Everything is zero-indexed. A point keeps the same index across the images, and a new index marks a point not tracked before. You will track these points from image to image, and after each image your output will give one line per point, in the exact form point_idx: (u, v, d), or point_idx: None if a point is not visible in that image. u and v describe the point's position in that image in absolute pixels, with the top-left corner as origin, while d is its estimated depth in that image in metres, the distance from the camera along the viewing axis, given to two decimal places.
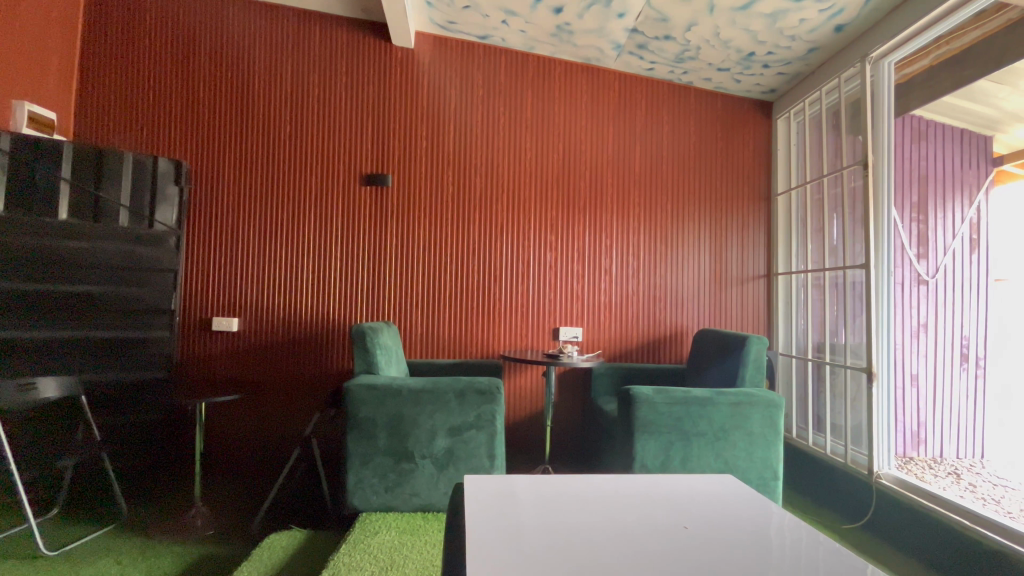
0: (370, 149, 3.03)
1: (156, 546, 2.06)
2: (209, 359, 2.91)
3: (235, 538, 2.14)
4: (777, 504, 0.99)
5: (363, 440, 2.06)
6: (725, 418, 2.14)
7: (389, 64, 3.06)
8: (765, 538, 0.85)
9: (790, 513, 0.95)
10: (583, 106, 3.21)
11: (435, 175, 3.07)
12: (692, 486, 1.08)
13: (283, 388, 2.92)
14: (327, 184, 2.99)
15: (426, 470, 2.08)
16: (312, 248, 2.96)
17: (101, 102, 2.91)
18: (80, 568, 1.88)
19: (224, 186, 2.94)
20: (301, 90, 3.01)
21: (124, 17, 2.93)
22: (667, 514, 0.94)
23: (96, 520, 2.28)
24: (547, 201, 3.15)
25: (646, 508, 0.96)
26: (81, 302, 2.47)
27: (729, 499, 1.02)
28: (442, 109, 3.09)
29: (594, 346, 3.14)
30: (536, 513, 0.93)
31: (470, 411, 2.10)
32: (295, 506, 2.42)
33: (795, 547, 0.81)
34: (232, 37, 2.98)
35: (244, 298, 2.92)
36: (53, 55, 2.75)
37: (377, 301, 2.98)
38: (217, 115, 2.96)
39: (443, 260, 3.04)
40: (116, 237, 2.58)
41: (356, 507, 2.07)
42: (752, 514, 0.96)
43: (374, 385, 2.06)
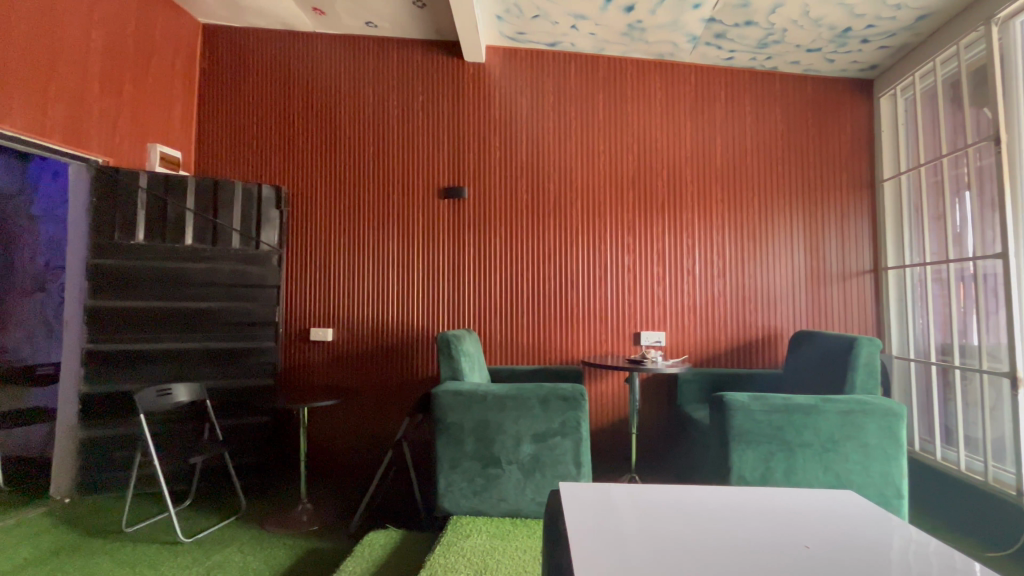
0: (447, 164, 3.15)
1: (270, 538, 2.27)
2: (309, 368, 3.13)
3: (337, 534, 2.30)
4: (901, 521, 0.90)
5: (452, 444, 2.12)
6: (835, 427, 1.96)
7: (462, 81, 3.16)
8: (886, 555, 0.77)
9: (918, 530, 0.86)
10: (657, 104, 3.13)
11: (510, 185, 3.12)
12: (801, 499, 1.01)
13: (375, 393, 3.09)
14: (408, 200, 3.15)
15: (512, 476, 2.10)
16: (396, 261, 3.12)
17: (215, 139, 3.27)
18: (210, 554, 2.13)
19: (318, 207, 3.18)
20: (383, 113, 3.19)
21: (231, 62, 3.28)
22: (776, 528, 0.88)
23: (221, 511, 2.56)
24: (623, 203, 3.09)
25: (749, 520, 0.91)
26: (201, 317, 2.81)
27: (843, 513, 0.94)
28: (515, 120, 3.14)
29: (679, 351, 3.02)
30: (634, 523, 0.91)
31: (555, 417, 2.09)
32: (390, 507, 2.55)
33: (925, 566, 0.73)
34: (321, 70, 3.24)
35: (337, 310, 3.12)
36: (176, 102, 3.14)
37: (457, 310, 3.08)
38: (309, 142, 3.22)
39: (520, 268, 3.07)
40: (230, 259, 2.90)
41: (447, 510, 2.13)
42: (868, 530, 0.87)
43: (460, 391, 2.11)
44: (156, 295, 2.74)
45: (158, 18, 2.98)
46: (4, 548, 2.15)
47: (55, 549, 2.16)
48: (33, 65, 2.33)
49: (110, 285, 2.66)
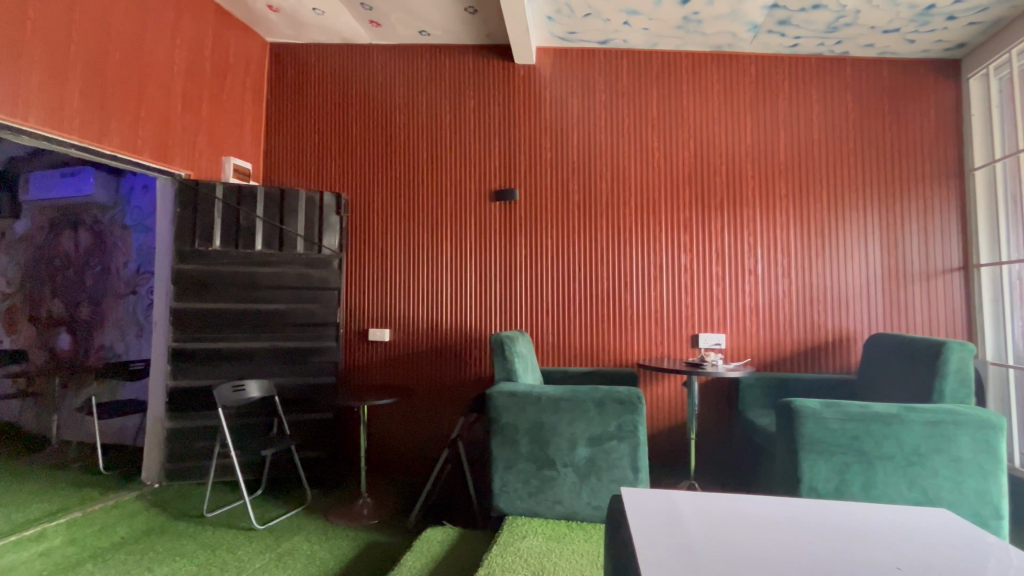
0: (498, 166, 3.18)
1: (335, 529, 2.38)
2: (368, 367, 3.25)
3: (397, 529, 2.38)
4: (1006, 544, 0.81)
5: (507, 444, 2.13)
6: (920, 439, 1.80)
7: (512, 84, 3.19)
8: None
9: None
10: (714, 98, 3.01)
11: (562, 186, 3.10)
12: (886, 516, 0.93)
13: (431, 393, 3.16)
14: (461, 203, 3.20)
15: (567, 478, 2.09)
16: (449, 263, 3.18)
17: (281, 150, 3.47)
18: (280, 541, 2.26)
19: (375, 212, 3.30)
20: (436, 119, 3.27)
21: (295, 77, 3.47)
22: (859, 548, 0.81)
23: (289, 501, 2.71)
24: (679, 201, 3.00)
25: (829, 538, 0.85)
26: (271, 318, 2.99)
27: (936, 534, 0.86)
28: (567, 120, 3.12)
29: (740, 354, 2.89)
30: (702, 535, 0.87)
31: (611, 421, 2.06)
32: (447, 505, 2.61)
33: None
34: (377, 80, 3.36)
35: (394, 311, 3.22)
36: (247, 117, 3.36)
37: (510, 311, 3.10)
38: (367, 150, 3.34)
39: (573, 270, 3.05)
40: (296, 263, 3.06)
41: (502, 510, 2.14)
42: (966, 553, 0.79)
43: (515, 393, 2.12)
44: (231, 298, 2.94)
45: (231, 39, 3.20)
46: (104, 527, 2.38)
47: (147, 529, 2.37)
48: (126, 89, 2.57)
49: (191, 288, 2.88)
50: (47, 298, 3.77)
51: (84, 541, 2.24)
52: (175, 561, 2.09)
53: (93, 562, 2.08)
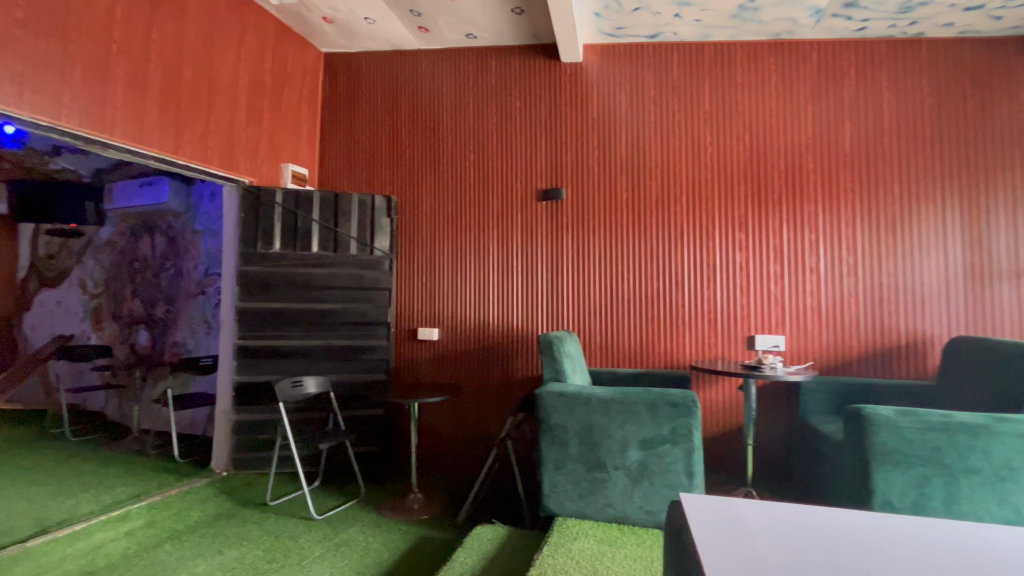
0: (545, 166, 3.17)
1: (388, 522, 2.46)
2: (417, 365, 3.32)
3: (447, 525, 2.43)
4: None
5: (556, 445, 2.12)
6: (1013, 452, 1.65)
7: (559, 82, 3.17)
8: None
9: None
10: (771, 88, 2.88)
11: (610, 184, 3.06)
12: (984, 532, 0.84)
13: (479, 392, 3.20)
14: (508, 204, 3.22)
15: (619, 481, 2.06)
16: (496, 263, 3.21)
17: (334, 156, 3.60)
18: (338, 532, 2.35)
19: (424, 213, 3.37)
20: (482, 120, 3.30)
21: (347, 85, 3.60)
22: (951, 566, 0.74)
23: (344, 494, 2.81)
24: (734, 198, 2.89)
25: (915, 555, 0.78)
26: (326, 317, 3.12)
27: None
28: (615, 117, 3.07)
29: (802, 356, 2.75)
30: (771, 546, 0.82)
31: (664, 424, 2.01)
32: (496, 503, 2.63)
33: None
34: (425, 85, 3.43)
35: (442, 310, 3.28)
36: (303, 125, 3.51)
37: (557, 311, 3.08)
38: (416, 153, 3.42)
39: (622, 269, 3.00)
40: (349, 264, 3.18)
41: (552, 510, 2.13)
42: None
43: (564, 394, 2.11)
44: (290, 298, 3.09)
45: (289, 51, 3.36)
46: (179, 510, 2.56)
47: (216, 515, 2.53)
48: (196, 103, 2.75)
49: (253, 289, 3.05)
50: (128, 298, 4.19)
51: (162, 523, 2.42)
52: (242, 545, 2.22)
53: (171, 543, 2.24)
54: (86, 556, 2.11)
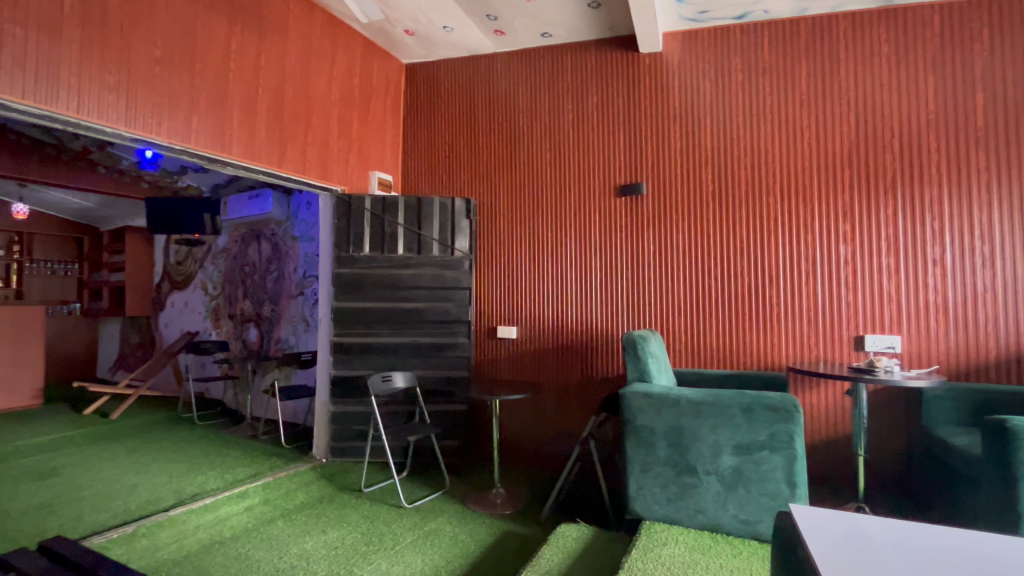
0: (624, 160, 3.10)
1: (474, 514, 2.54)
2: (498, 363, 3.39)
3: (531, 521, 2.46)
4: None
5: (643, 447, 2.07)
6: None
7: (637, 74, 3.08)
8: None
9: None
10: (881, 61, 2.60)
11: (695, 176, 2.92)
12: None
13: (558, 390, 3.20)
14: (586, 201, 3.19)
15: (711, 487, 1.96)
16: (575, 261, 3.19)
17: (416, 162, 3.76)
18: (427, 520, 2.47)
19: (502, 214, 3.43)
20: (559, 118, 3.29)
21: (427, 92, 3.75)
22: None
23: (431, 485, 2.94)
24: (837, 184, 2.64)
25: None
26: (413, 316, 3.27)
27: None
28: (699, 105, 2.93)
29: (922, 359, 2.47)
30: (905, 566, 0.74)
31: (761, 429, 1.89)
32: (579, 503, 2.62)
33: None
34: (501, 87, 3.49)
35: (521, 309, 3.32)
36: (388, 134, 3.71)
37: (639, 310, 3.00)
38: (493, 155, 3.49)
39: (710, 266, 2.86)
40: (432, 265, 3.31)
41: (638, 514, 2.08)
42: None
43: (650, 394, 2.05)
44: (379, 298, 3.28)
45: (374, 65, 3.56)
46: (289, 491, 2.82)
47: (319, 497, 2.75)
48: (297, 120, 3.00)
49: (347, 290, 3.28)
50: (240, 299, 4.68)
51: (275, 501, 2.68)
52: (343, 527, 2.41)
53: (282, 520, 2.48)
54: (215, 527, 2.39)
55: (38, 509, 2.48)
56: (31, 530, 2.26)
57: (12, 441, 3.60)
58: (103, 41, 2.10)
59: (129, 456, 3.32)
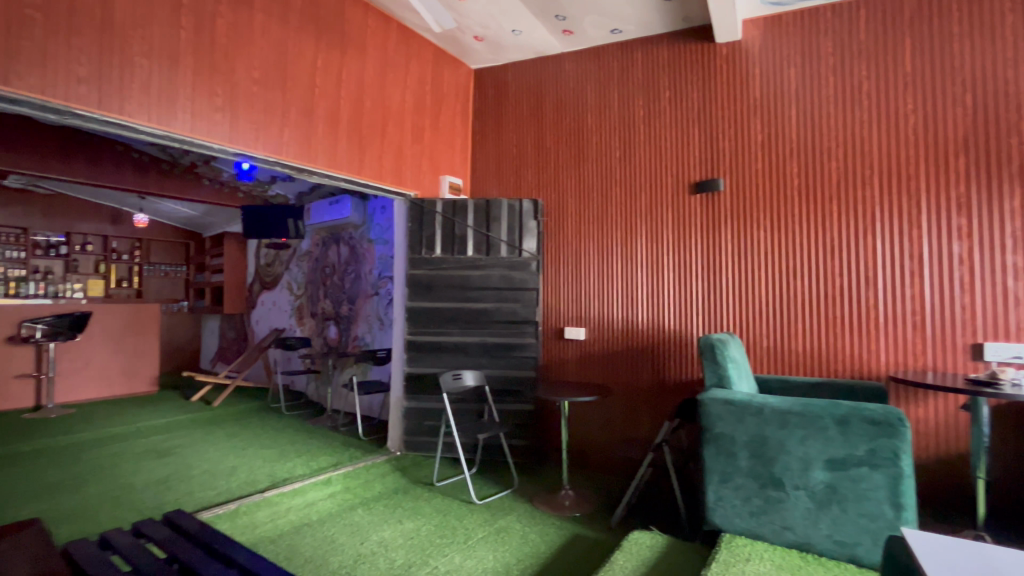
0: (699, 156, 2.97)
1: (543, 514, 2.55)
2: (565, 364, 3.37)
3: (601, 526, 2.43)
4: None
5: (722, 456, 1.97)
6: None
7: (714, 65, 2.94)
8: None
9: None
10: (1005, 33, 2.30)
11: (779, 170, 2.74)
12: None
13: (627, 394, 3.13)
14: (657, 199, 3.09)
15: (800, 503, 1.83)
16: (646, 261, 3.10)
17: (484, 165, 3.83)
18: (497, 517, 2.51)
19: (569, 214, 3.41)
20: (629, 115, 3.22)
21: (495, 96, 3.81)
22: None
23: (500, 483, 2.98)
24: (948, 174, 2.37)
25: None
26: (482, 316, 3.34)
27: None
28: (783, 95, 2.74)
29: None
30: None
31: (859, 444, 1.74)
32: (652, 511, 2.55)
33: None
34: (569, 86, 3.47)
35: (590, 310, 3.28)
36: (457, 139, 3.81)
37: (716, 312, 2.87)
38: (561, 155, 3.47)
39: (795, 266, 2.67)
40: (500, 265, 3.36)
41: (718, 526, 1.98)
42: None
43: (730, 401, 1.95)
44: (449, 298, 3.38)
45: (445, 73, 3.67)
46: (367, 481, 2.98)
47: (395, 489, 2.88)
48: (375, 129, 3.17)
49: (420, 291, 3.40)
50: (321, 298, 5.00)
51: (356, 490, 2.85)
52: (418, 518, 2.50)
53: (362, 508, 2.63)
54: (303, 510, 2.58)
55: (158, 484, 2.80)
56: (152, 502, 2.56)
57: (135, 422, 4.09)
58: (210, 65, 2.33)
59: (229, 440, 3.66)
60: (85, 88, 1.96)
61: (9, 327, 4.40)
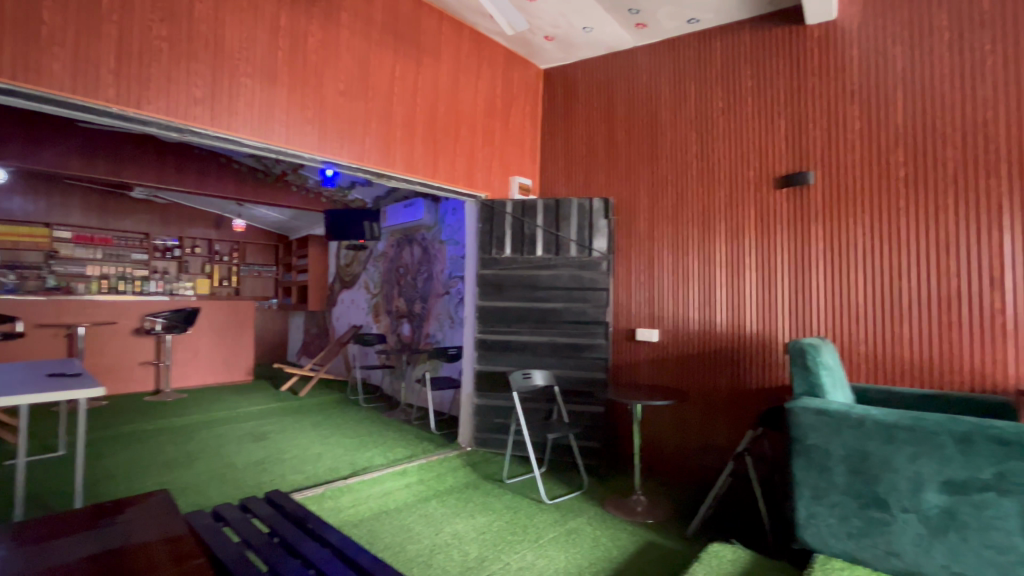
0: (786, 147, 2.78)
1: (614, 518, 2.50)
2: (636, 366, 3.29)
3: (676, 535, 2.34)
4: None
5: (815, 470, 1.82)
6: None
7: (804, 49, 2.74)
8: None
9: None
10: None
11: (881, 160, 2.49)
12: None
13: (703, 400, 2.99)
14: (738, 194, 2.93)
15: (909, 528, 1.66)
16: (725, 260, 2.95)
17: (553, 164, 3.82)
18: (567, 518, 2.50)
19: (642, 212, 3.32)
20: (707, 107, 3.08)
21: (564, 95, 3.79)
22: None
23: (569, 485, 2.97)
24: None
25: None
26: (551, 316, 3.33)
27: None
28: (886, 78, 2.50)
29: None
30: None
31: (984, 466, 1.54)
32: (732, 524, 2.42)
33: None
34: (642, 81, 3.38)
35: (663, 311, 3.18)
36: (527, 139, 3.84)
37: (805, 315, 2.67)
38: (633, 151, 3.39)
39: (900, 265, 2.42)
40: (570, 265, 3.34)
41: (810, 546, 1.84)
42: None
43: (824, 411, 1.80)
44: (518, 298, 3.41)
45: (515, 75, 3.71)
46: (440, 474, 3.09)
47: (466, 483, 2.96)
48: (448, 134, 3.27)
49: (490, 290, 3.47)
50: (396, 297, 5.24)
51: (429, 482, 2.96)
52: (489, 514, 2.55)
53: (435, 500, 2.72)
54: (382, 498, 2.72)
55: (256, 465, 3.08)
56: (252, 481, 2.81)
57: (235, 408, 4.52)
58: (302, 81, 2.52)
59: (314, 429, 3.94)
60: (200, 108, 2.20)
61: (135, 321, 5.03)
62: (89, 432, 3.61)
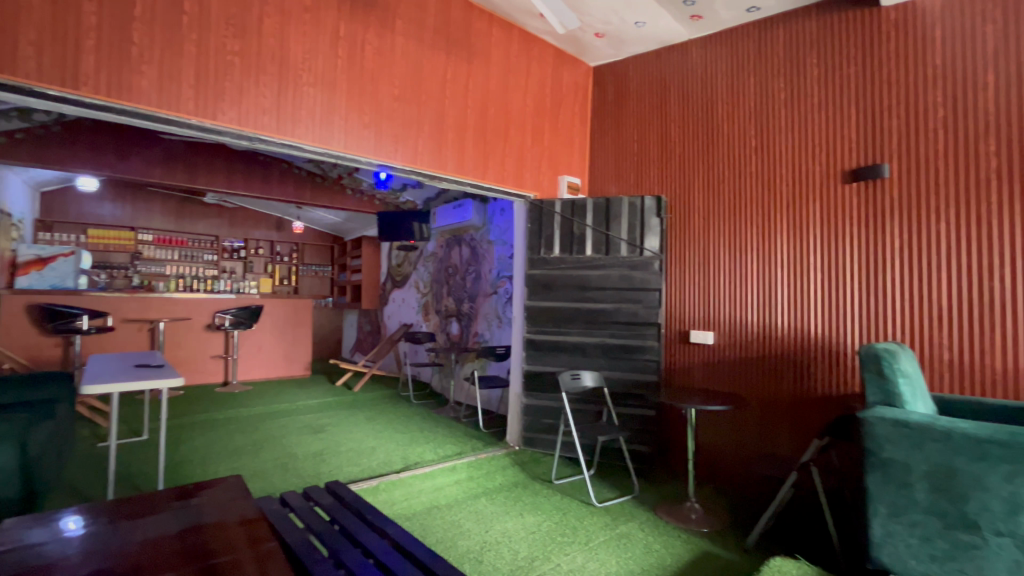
0: (857, 139, 2.60)
1: (667, 525, 2.44)
2: (690, 369, 3.18)
3: (734, 546, 2.25)
4: None
5: (892, 486, 1.68)
6: None
7: (878, 33, 2.55)
8: None
9: None
10: None
11: (969, 150, 2.28)
12: None
13: (763, 406, 2.86)
14: (802, 190, 2.77)
15: (1002, 553, 1.53)
16: (787, 260, 2.80)
17: (602, 163, 3.77)
18: (618, 522, 2.46)
19: (696, 210, 3.21)
20: (768, 98, 2.93)
21: (615, 92, 3.72)
22: None
23: (620, 488, 2.92)
24: None
25: None
26: (601, 316, 3.29)
27: None
28: (975, 61, 2.29)
29: None
30: None
31: None
32: (795, 538, 2.29)
33: None
34: (696, 75, 3.26)
35: (719, 312, 3.06)
36: (576, 138, 3.80)
37: (878, 318, 2.49)
38: (687, 147, 3.28)
39: (990, 265, 2.21)
40: (620, 265, 3.28)
41: (886, 567, 1.70)
42: None
43: (904, 423, 1.66)
44: (567, 298, 3.38)
45: (564, 73, 3.69)
46: (489, 471, 3.12)
47: (515, 482, 2.97)
48: (498, 135, 3.29)
49: (539, 291, 3.46)
50: (445, 296, 5.35)
51: (479, 479, 2.99)
52: (538, 514, 2.55)
53: (485, 497, 2.74)
54: (433, 493, 2.77)
55: (315, 456, 3.23)
56: (311, 471, 2.95)
57: (295, 401, 4.77)
58: (360, 89, 2.62)
59: (368, 423, 4.08)
60: (267, 117, 2.33)
61: (207, 317, 5.41)
62: (168, 420, 3.92)
